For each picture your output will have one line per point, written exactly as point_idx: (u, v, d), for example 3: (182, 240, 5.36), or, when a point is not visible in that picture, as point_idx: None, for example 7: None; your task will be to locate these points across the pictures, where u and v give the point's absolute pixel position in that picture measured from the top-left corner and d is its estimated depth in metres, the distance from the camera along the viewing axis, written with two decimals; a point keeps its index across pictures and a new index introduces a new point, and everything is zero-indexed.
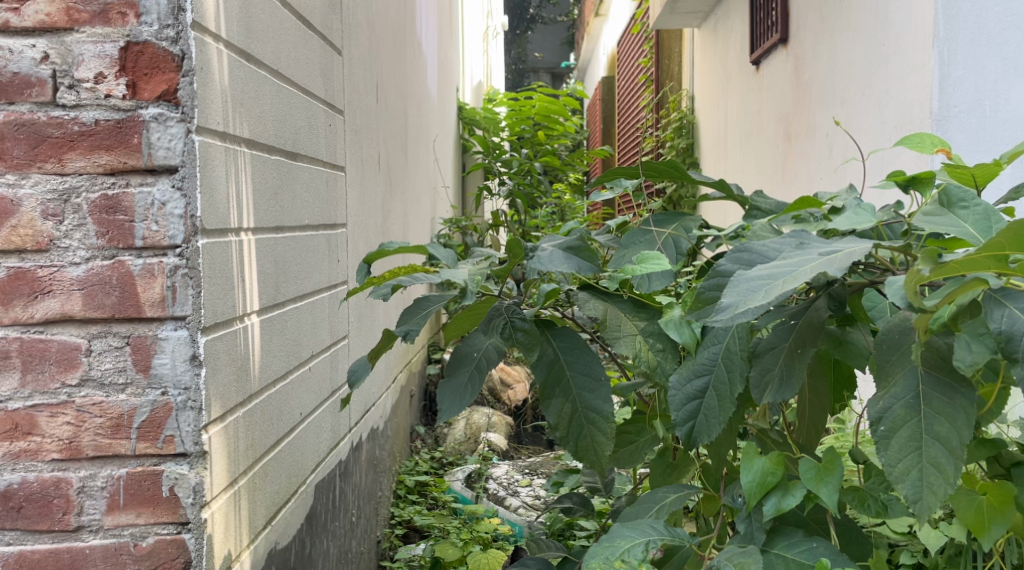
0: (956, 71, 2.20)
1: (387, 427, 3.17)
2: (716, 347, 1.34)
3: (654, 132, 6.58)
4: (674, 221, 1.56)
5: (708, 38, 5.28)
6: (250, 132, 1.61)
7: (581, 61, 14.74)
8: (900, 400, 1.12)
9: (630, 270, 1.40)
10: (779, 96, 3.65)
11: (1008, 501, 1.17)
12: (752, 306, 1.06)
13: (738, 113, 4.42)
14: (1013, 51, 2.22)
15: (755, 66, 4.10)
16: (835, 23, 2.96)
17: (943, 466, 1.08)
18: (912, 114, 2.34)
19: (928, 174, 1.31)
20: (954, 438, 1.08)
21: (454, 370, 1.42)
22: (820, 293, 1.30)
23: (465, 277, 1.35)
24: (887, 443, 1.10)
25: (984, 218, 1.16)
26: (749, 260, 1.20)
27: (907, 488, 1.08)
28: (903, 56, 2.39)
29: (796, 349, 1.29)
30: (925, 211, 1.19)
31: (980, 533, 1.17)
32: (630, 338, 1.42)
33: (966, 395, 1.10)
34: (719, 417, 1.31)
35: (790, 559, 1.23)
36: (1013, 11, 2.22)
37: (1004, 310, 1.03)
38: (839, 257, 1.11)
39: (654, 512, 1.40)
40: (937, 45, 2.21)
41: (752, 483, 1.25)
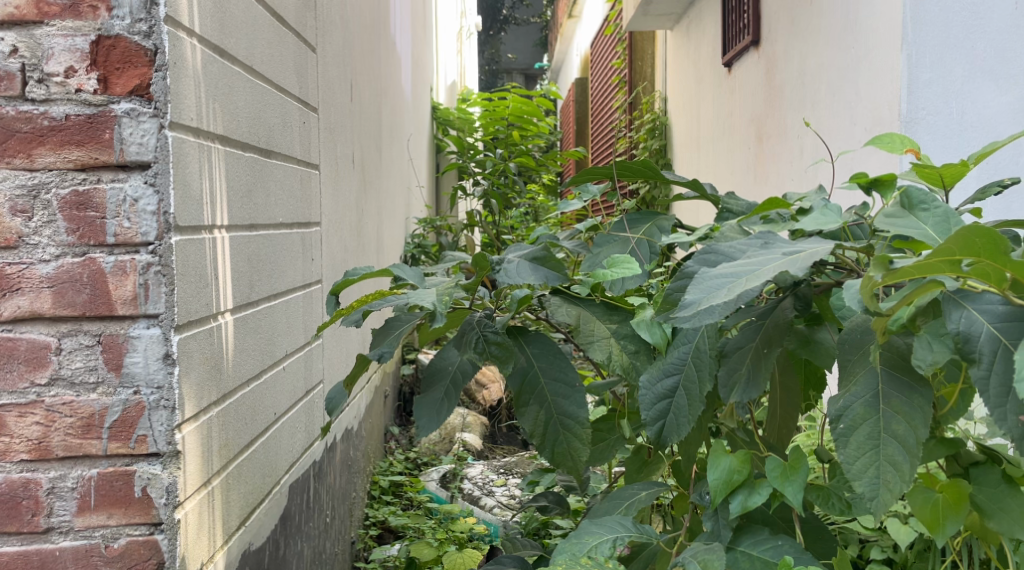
0: (924, 74, 2.24)
1: (360, 427, 3.15)
2: (685, 347, 1.35)
3: (628, 133, 6.61)
4: (648, 221, 1.57)
5: (681, 40, 5.31)
6: (224, 128, 1.59)
7: (555, 64, 14.83)
8: (859, 399, 1.12)
9: (604, 274, 1.42)
10: (750, 99, 3.68)
11: (963, 498, 1.17)
12: (714, 303, 1.06)
13: (710, 115, 4.45)
14: (980, 54, 2.25)
15: (726, 68, 4.12)
16: (805, 25, 2.99)
17: (900, 463, 1.09)
18: (881, 116, 2.37)
19: (891, 176, 1.31)
20: (911, 437, 1.09)
21: (429, 386, 1.41)
22: (787, 293, 1.30)
23: (431, 298, 1.30)
24: (846, 441, 1.11)
25: (944, 220, 1.16)
26: (714, 261, 1.19)
27: (863, 485, 1.09)
28: (873, 59, 2.42)
29: (762, 349, 1.30)
30: (887, 213, 1.20)
31: (935, 530, 1.17)
32: (604, 341, 1.42)
33: (924, 394, 1.11)
34: (688, 416, 1.31)
35: (757, 558, 1.23)
36: (979, 14, 2.24)
37: (962, 311, 1.04)
38: (801, 256, 1.11)
39: (623, 508, 1.41)
40: (906, 48, 2.24)
41: (718, 481, 1.26)
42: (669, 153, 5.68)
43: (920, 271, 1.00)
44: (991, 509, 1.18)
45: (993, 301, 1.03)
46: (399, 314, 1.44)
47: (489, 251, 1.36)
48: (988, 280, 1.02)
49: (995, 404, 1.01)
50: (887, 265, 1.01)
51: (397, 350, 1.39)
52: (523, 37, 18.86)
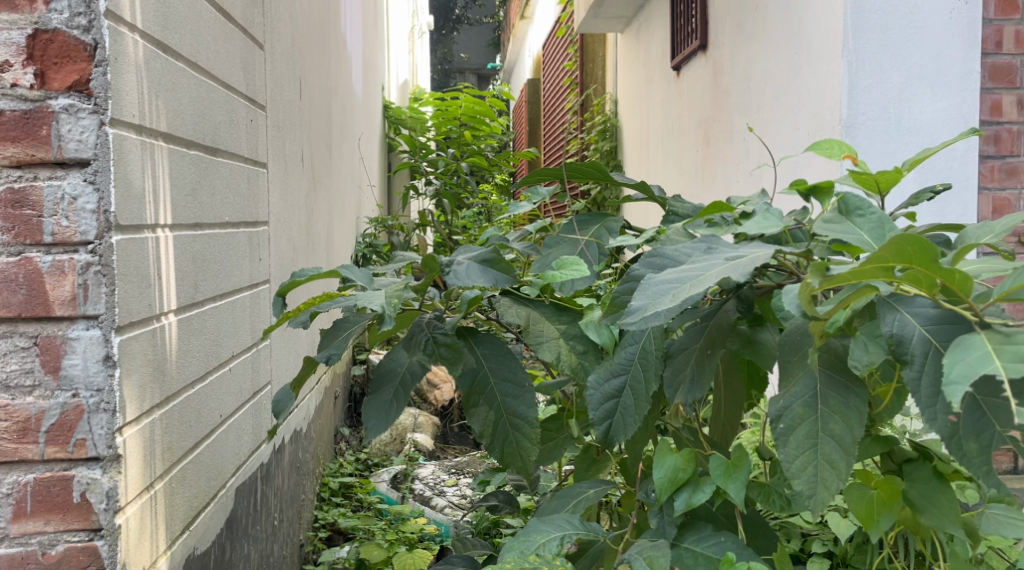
0: (863, 81, 2.31)
1: (309, 429, 3.11)
2: (632, 347, 1.36)
3: (579, 134, 6.65)
4: (597, 222, 1.58)
5: (631, 42, 5.35)
6: (168, 125, 1.56)
7: (509, 64, 14.83)
8: (798, 399, 1.14)
9: (553, 276, 1.42)
10: (698, 101, 3.72)
11: (896, 495, 1.20)
12: (659, 309, 1.07)
13: (659, 117, 4.48)
14: (917, 62, 2.30)
15: (675, 71, 4.15)
16: (750, 31, 3.03)
17: (836, 461, 1.10)
18: (822, 122, 2.42)
19: (829, 183, 1.33)
20: (847, 436, 1.11)
21: (379, 387, 1.40)
22: (729, 295, 1.32)
23: (381, 301, 1.29)
24: (785, 440, 1.12)
25: (879, 226, 1.18)
26: (660, 265, 1.21)
27: (802, 483, 1.10)
28: (816, 66, 2.46)
29: (707, 350, 1.32)
30: (825, 219, 1.21)
31: (869, 526, 1.20)
32: (552, 341, 1.42)
33: (859, 395, 1.13)
34: (635, 416, 1.32)
35: (701, 554, 1.25)
36: (915, 23, 2.29)
37: (896, 314, 1.06)
38: (745, 260, 1.12)
39: (571, 506, 1.41)
40: (846, 55, 2.31)
41: (663, 479, 1.27)
42: (620, 154, 5.71)
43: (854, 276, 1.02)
44: (922, 505, 1.21)
45: (923, 304, 1.05)
46: (347, 315, 1.43)
47: (438, 253, 1.35)
48: (920, 285, 1.03)
49: (923, 403, 1.03)
50: (824, 271, 1.03)
51: (345, 352, 1.37)
52: (477, 37, 18.84)
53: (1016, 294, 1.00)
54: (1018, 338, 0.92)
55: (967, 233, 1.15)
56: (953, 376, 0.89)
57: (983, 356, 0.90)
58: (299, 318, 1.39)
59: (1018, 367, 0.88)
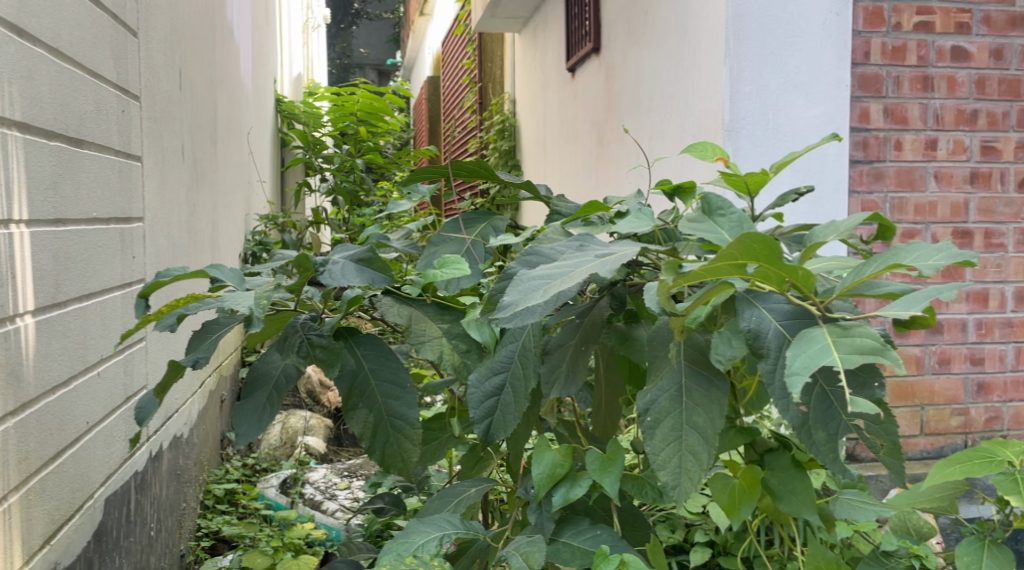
0: (744, 86, 2.47)
1: (191, 435, 3.01)
2: (513, 345, 1.36)
3: (479, 134, 6.65)
4: (483, 221, 1.58)
5: (528, 43, 5.38)
6: (23, 114, 1.48)
7: (408, 61, 14.70)
8: (664, 393, 1.16)
9: (434, 275, 1.40)
10: (591, 103, 3.77)
11: (756, 484, 1.27)
12: (530, 304, 1.08)
13: (556, 119, 4.52)
14: (792, 70, 2.48)
15: (570, 73, 4.19)
16: (641, 34, 3.10)
17: (699, 453, 1.13)
18: (706, 125, 2.57)
19: (693, 183, 1.37)
20: (709, 428, 1.14)
21: (252, 390, 1.37)
22: (603, 294, 1.37)
23: (249, 302, 1.26)
24: (652, 433, 1.14)
25: (739, 225, 1.21)
26: (535, 263, 1.22)
27: (667, 475, 1.13)
28: (698, 71, 2.61)
29: (581, 346, 1.35)
30: (689, 218, 1.24)
31: (731, 514, 1.27)
32: (435, 341, 1.41)
33: (722, 387, 1.16)
34: (514, 413, 1.33)
35: (577, 548, 1.30)
36: (792, 32, 2.48)
37: (753, 311, 1.10)
38: (612, 257, 1.14)
39: (452, 505, 1.42)
40: (728, 60, 2.46)
41: (542, 475, 1.32)
42: (518, 155, 5.74)
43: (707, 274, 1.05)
44: (782, 493, 1.28)
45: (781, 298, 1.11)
46: (217, 318, 1.38)
47: (312, 252, 1.33)
48: (770, 282, 1.08)
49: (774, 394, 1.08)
50: (676, 269, 1.09)
51: (213, 356, 1.32)
52: (376, 32, 18.57)
53: (855, 286, 1.11)
54: (854, 331, 1.00)
55: (815, 232, 1.24)
56: (794, 368, 0.96)
57: (824, 348, 0.97)
58: (164, 320, 1.33)
59: (853, 358, 0.96)
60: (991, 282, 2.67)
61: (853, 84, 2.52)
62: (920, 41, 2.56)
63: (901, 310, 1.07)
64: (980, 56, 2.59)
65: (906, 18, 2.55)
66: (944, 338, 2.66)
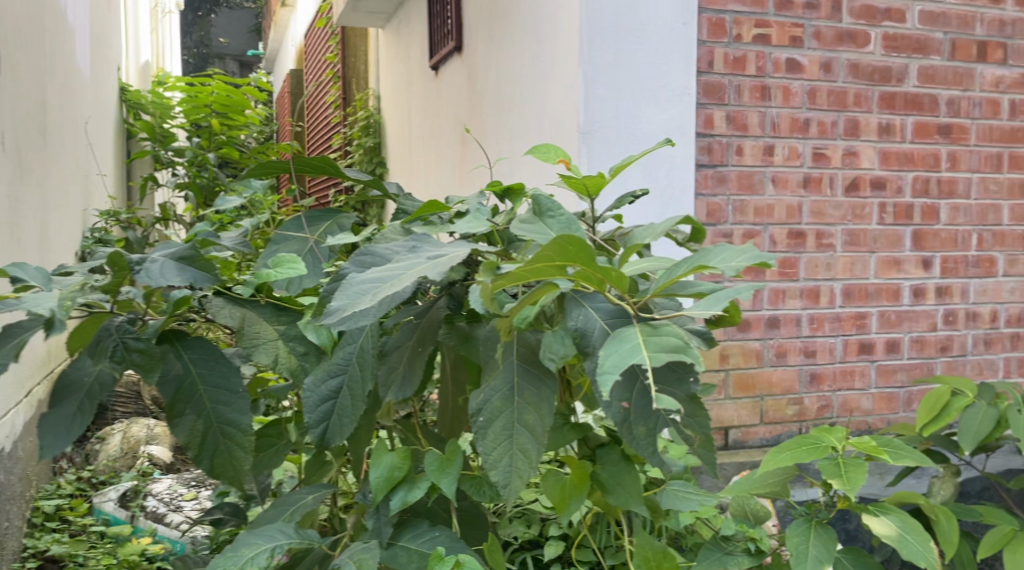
0: (598, 90, 2.61)
1: (15, 448, 2.81)
2: (350, 347, 1.37)
3: (342, 130, 6.56)
4: (328, 220, 1.58)
5: (391, 40, 5.33)
6: None
7: (270, 53, 14.29)
8: (496, 393, 1.30)
9: (267, 275, 1.41)
10: (454, 101, 3.82)
11: (585, 479, 1.43)
12: (359, 308, 1.09)
13: (419, 118, 4.53)
14: (643, 77, 2.63)
15: (433, 71, 4.19)
16: (503, 33, 3.18)
17: (528, 450, 1.27)
18: (562, 126, 2.72)
19: (521, 183, 1.42)
20: (538, 425, 1.28)
21: (61, 399, 1.37)
22: (441, 294, 1.39)
23: (50, 304, 1.26)
24: (485, 432, 1.27)
25: (567, 226, 1.27)
26: (371, 264, 1.22)
27: (498, 473, 1.26)
28: (554, 74, 2.76)
29: (418, 347, 1.38)
30: (520, 219, 1.29)
31: (563, 509, 1.43)
32: (270, 344, 1.41)
33: (549, 386, 1.31)
34: (351, 416, 1.35)
35: (414, 550, 1.31)
36: (641, 40, 2.63)
37: (582, 310, 1.25)
38: (442, 258, 1.16)
39: (287, 514, 1.40)
40: (582, 65, 2.60)
41: (381, 478, 1.33)
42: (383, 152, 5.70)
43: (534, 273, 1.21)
44: (609, 486, 1.45)
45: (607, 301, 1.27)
46: (19, 322, 1.37)
47: (127, 250, 1.33)
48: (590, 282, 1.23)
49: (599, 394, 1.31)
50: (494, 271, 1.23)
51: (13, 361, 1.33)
52: (235, 21, 17.89)
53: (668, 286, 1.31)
54: (662, 329, 1.18)
55: (638, 235, 1.44)
56: (607, 367, 1.12)
57: (634, 347, 1.14)
58: None
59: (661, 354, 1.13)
60: (822, 280, 2.90)
61: (699, 91, 2.70)
62: (759, 53, 2.76)
63: (703, 309, 1.25)
64: (811, 68, 2.82)
65: (746, 30, 2.74)
66: (781, 331, 2.86)
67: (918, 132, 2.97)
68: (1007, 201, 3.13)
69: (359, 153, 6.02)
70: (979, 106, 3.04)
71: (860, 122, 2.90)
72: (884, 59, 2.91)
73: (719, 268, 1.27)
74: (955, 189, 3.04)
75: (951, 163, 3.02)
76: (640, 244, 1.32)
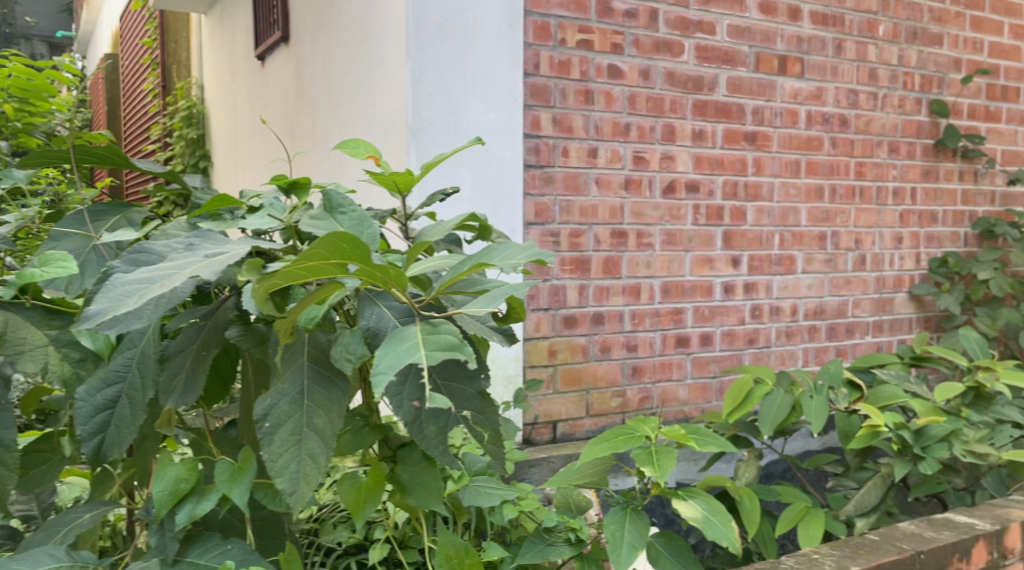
0: (427, 89, 3.04)
1: None
2: (130, 352, 1.67)
3: (160, 121, 6.52)
4: (117, 213, 1.87)
5: (213, 28, 5.46)
6: None
7: (78, 36, 13.57)
8: (286, 398, 1.65)
9: (36, 273, 1.64)
10: (281, 90, 4.25)
11: (381, 481, 1.83)
12: (120, 310, 1.47)
13: (245, 104, 4.87)
14: (469, 74, 3.11)
15: (258, 61, 4.58)
16: (331, 29, 3.60)
17: (316, 454, 1.64)
18: (388, 122, 3.13)
19: (307, 181, 1.75)
20: (327, 427, 1.66)
21: None
22: (228, 296, 1.74)
23: None
24: (272, 439, 1.62)
25: (357, 222, 1.68)
26: (143, 260, 1.58)
27: (285, 479, 1.62)
28: (381, 73, 3.17)
29: (201, 351, 1.71)
30: (314, 216, 1.68)
31: (357, 512, 1.81)
32: (42, 350, 1.68)
33: (339, 389, 1.69)
34: (129, 427, 1.66)
35: (202, 564, 1.67)
36: (470, 40, 3.11)
37: (374, 310, 1.66)
38: (211, 261, 1.55)
39: (64, 533, 1.69)
40: (409, 62, 3.01)
41: (166, 494, 1.64)
42: (205, 145, 5.83)
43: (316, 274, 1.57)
44: (407, 486, 1.82)
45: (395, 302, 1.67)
46: None
47: None
48: (374, 281, 1.63)
49: (394, 397, 1.64)
50: (265, 278, 1.57)
51: None
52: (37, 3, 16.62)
53: (453, 285, 1.71)
54: (439, 330, 1.58)
55: (427, 232, 1.85)
56: (383, 368, 1.48)
57: (415, 346, 1.52)
58: None
59: (435, 354, 1.52)
60: (643, 277, 3.57)
61: (527, 93, 3.26)
62: (582, 58, 3.37)
63: (483, 306, 1.62)
64: (630, 75, 3.49)
65: (569, 35, 3.34)
66: (606, 327, 3.48)
67: (725, 138, 3.76)
68: (805, 204, 4.04)
69: (179, 145, 6.07)
70: (780, 115, 3.91)
71: (675, 127, 3.61)
72: (696, 69, 3.65)
73: (500, 264, 1.70)
74: (758, 192, 3.87)
75: (755, 167, 3.85)
76: (426, 246, 1.73)
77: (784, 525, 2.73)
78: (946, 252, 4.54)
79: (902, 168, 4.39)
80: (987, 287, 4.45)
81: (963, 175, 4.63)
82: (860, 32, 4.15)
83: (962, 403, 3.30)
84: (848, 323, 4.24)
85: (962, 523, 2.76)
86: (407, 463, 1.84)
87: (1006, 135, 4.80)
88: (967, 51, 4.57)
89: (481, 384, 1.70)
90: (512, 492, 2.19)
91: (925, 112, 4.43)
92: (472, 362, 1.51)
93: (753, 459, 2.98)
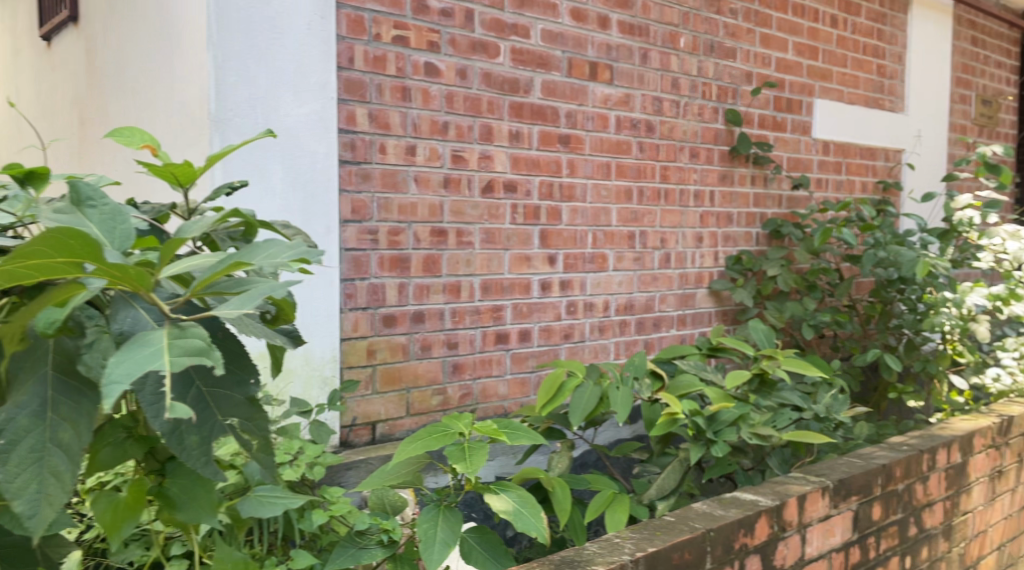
0: (230, 77, 3.19)
1: None
2: None
3: None
4: None
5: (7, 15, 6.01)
6: None
7: None
8: (26, 412, 1.72)
9: None
10: (75, 73, 4.67)
11: (138, 501, 2.06)
12: None
13: (34, 81, 5.32)
14: (277, 65, 3.29)
15: (51, 43, 5.02)
16: (121, 16, 3.98)
17: (61, 470, 1.73)
18: (191, 107, 3.26)
19: (43, 172, 2.00)
20: (75, 441, 1.75)
21: None
22: None
23: None
24: (10, 456, 1.69)
25: (102, 216, 1.93)
26: None
27: (24, 502, 1.69)
28: (182, 59, 3.32)
29: None
30: (61, 208, 1.92)
31: (113, 532, 2.02)
32: None
33: (87, 399, 1.78)
34: None
35: None
36: (276, 30, 3.29)
37: (129, 314, 1.78)
38: None
39: None
40: (211, 48, 3.15)
41: None
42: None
43: (44, 272, 1.68)
44: (173, 499, 2.04)
45: (150, 304, 1.82)
46: None
47: None
48: (115, 281, 1.75)
49: (150, 408, 1.76)
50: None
51: None
52: None
53: (211, 287, 1.86)
54: (188, 333, 1.73)
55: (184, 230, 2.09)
56: (119, 376, 1.60)
57: (156, 353, 1.66)
58: None
59: (179, 360, 1.67)
60: (463, 276, 3.84)
61: (341, 87, 3.45)
62: (398, 55, 3.60)
63: (237, 307, 1.81)
64: (447, 74, 3.75)
65: (385, 31, 3.56)
66: (427, 325, 3.73)
67: (541, 139, 4.10)
68: (615, 205, 4.45)
69: None
70: (591, 120, 4.30)
71: (492, 127, 3.91)
72: (512, 71, 3.97)
73: (251, 265, 1.85)
74: (571, 193, 4.24)
75: (569, 169, 4.22)
76: (182, 244, 1.85)
77: (597, 506, 3.11)
78: (740, 251, 5.09)
79: (702, 172, 4.89)
80: (775, 283, 4.98)
81: (755, 179, 5.21)
82: (664, 42, 4.63)
83: (748, 390, 3.80)
84: (655, 317, 4.71)
85: (747, 500, 3.22)
86: (176, 477, 2.06)
87: (792, 143, 5.44)
88: (757, 65, 5.17)
89: (249, 391, 1.92)
90: (295, 500, 2.51)
91: (721, 120, 4.96)
92: (217, 366, 1.68)
93: (565, 450, 3.35)
